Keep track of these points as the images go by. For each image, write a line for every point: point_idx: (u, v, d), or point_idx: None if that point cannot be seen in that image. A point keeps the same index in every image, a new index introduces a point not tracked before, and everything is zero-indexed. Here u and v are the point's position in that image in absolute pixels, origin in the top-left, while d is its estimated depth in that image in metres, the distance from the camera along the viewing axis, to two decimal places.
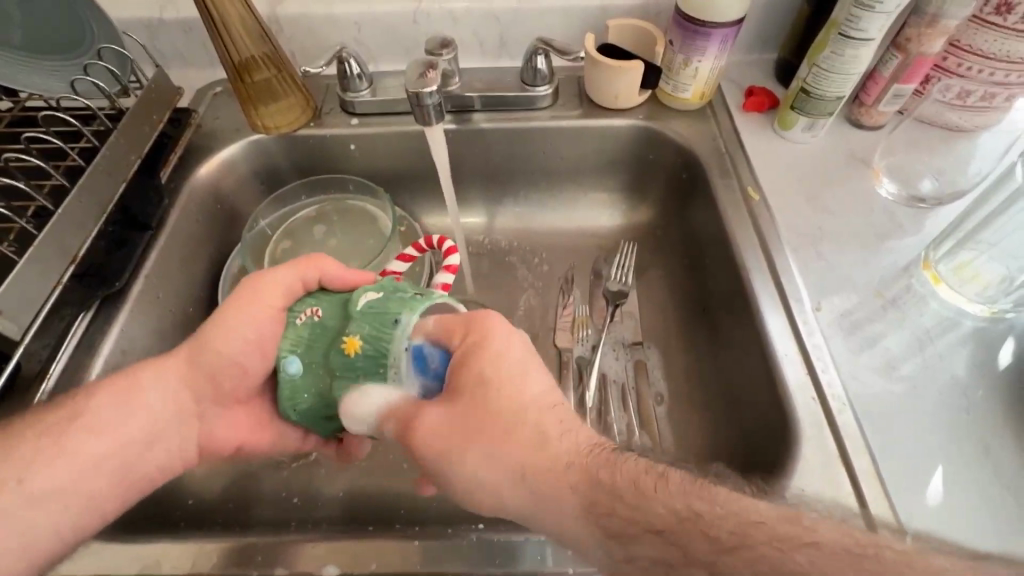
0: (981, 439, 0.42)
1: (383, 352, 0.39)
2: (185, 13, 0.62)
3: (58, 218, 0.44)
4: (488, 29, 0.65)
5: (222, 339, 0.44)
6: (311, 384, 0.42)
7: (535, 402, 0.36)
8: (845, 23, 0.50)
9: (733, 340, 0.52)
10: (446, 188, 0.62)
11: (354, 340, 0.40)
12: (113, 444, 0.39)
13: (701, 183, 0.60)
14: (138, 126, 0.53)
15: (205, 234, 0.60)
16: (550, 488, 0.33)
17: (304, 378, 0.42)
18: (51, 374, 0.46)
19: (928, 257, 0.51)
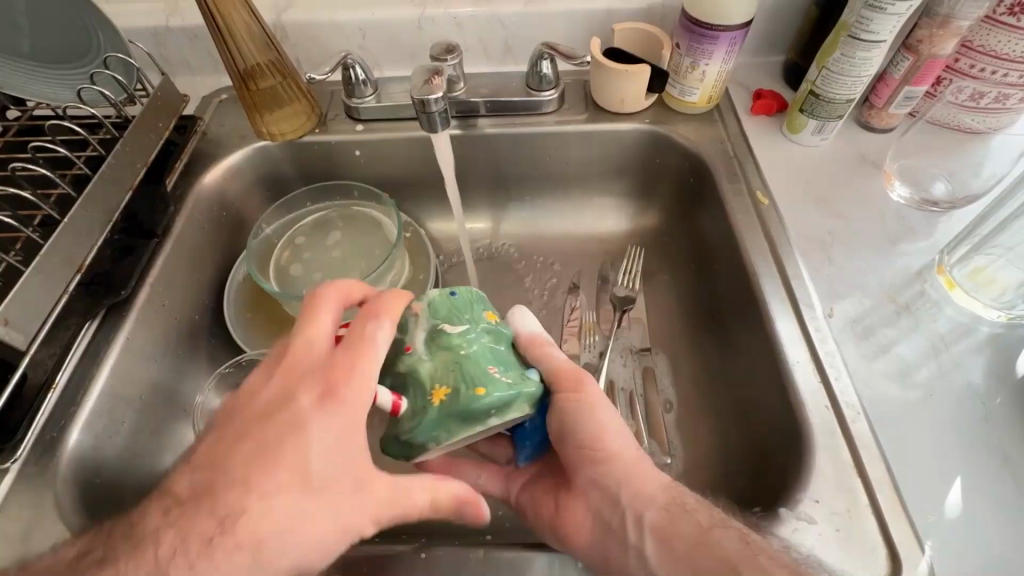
0: (1001, 449, 0.41)
1: (460, 317, 0.40)
2: (192, 21, 0.62)
3: (63, 227, 0.44)
4: (493, 33, 0.64)
5: (264, 465, 0.33)
6: (484, 359, 0.38)
7: (608, 437, 0.41)
8: (855, 25, 0.49)
9: (743, 345, 0.52)
10: (450, 193, 0.61)
11: (490, 313, 0.42)
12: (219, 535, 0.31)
13: (709, 186, 0.59)
14: (144, 134, 0.53)
15: (210, 241, 0.60)
16: (636, 511, 0.39)
17: (477, 358, 0.38)
18: (57, 384, 0.46)
19: (942, 262, 0.51)
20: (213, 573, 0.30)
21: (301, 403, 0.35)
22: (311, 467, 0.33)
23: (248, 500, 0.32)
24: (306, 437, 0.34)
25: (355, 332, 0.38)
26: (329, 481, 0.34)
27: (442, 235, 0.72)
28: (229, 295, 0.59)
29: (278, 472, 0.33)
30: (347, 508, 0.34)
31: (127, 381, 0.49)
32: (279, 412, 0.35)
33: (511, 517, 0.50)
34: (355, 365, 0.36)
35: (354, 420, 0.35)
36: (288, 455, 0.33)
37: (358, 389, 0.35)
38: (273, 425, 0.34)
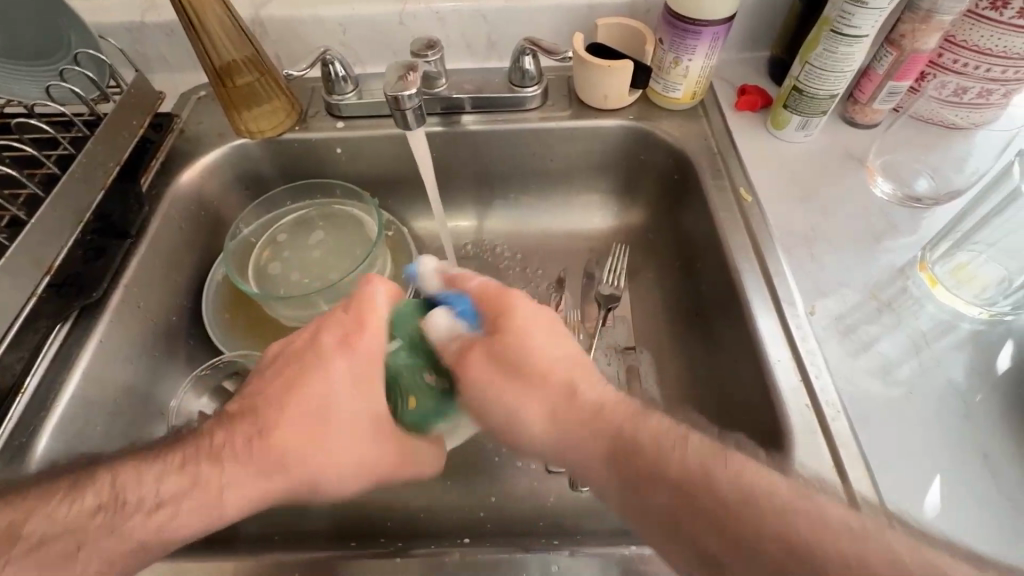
0: (981, 447, 0.41)
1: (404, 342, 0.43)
2: (167, 16, 0.61)
3: (30, 228, 0.43)
4: (476, 29, 0.63)
5: (296, 386, 0.40)
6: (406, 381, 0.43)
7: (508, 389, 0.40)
8: (837, 20, 0.49)
9: (725, 342, 0.51)
10: (431, 191, 0.60)
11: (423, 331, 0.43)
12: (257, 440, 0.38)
13: (693, 183, 0.59)
14: (115, 132, 0.52)
15: (188, 241, 0.59)
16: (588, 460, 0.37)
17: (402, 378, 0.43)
18: (26, 389, 0.45)
19: (924, 258, 0.50)
20: (241, 464, 0.38)
21: (328, 345, 0.41)
22: (331, 398, 0.39)
23: (284, 418, 0.39)
24: (328, 372, 0.40)
25: (360, 296, 0.43)
26: (352, 414, 0.40)
27: (426, 234, 0.71)
28: (207, 296, 0.58)
29: (308, 396, 0.39)
30: (365, 447, 0.40)
31: (100, 384, 0.48)
32: (309, 353, 0.41)
33: (492, 519, 0.50)
34: (365, 321, 0.42)
35: (372, 368, 0.41)
36: (313, 381, 0.40)
37: (371, 339, 0.41)
38: (301, 360, 0.41)
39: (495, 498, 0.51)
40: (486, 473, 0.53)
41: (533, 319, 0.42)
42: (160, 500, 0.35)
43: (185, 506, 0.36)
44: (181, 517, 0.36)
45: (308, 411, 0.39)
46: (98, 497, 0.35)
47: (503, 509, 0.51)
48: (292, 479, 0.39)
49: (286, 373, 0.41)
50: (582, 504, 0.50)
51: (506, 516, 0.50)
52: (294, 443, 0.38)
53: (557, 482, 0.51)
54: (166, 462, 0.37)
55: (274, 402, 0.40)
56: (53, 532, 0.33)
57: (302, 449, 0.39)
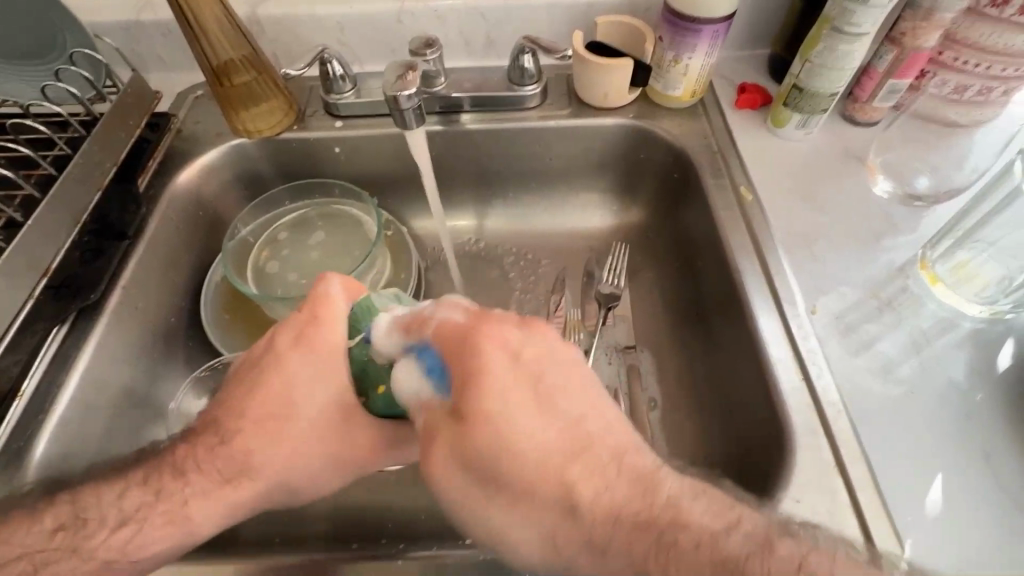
0: (982, 446, 0.41)
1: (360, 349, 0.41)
2: (164, 15, 0.60)
3: (27, 230, 0.43)
4: (475, 27, 0.63)
5: (252, 396, 0.40)
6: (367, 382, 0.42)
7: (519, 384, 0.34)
8: (838, 18, 0.48)
9: (726, 341, 0.51)
10: (430, 191, 0.60)
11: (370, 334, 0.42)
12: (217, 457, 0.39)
13: (694, 182, 0.59)
14: (112, 132, 0.52)
15: (186, 242, 0.59)
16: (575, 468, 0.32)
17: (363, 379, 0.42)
18: (24, 392, 0.44)
19: (925, 257, 0.50)
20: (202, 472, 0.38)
21: (282, 350, 0.41)
22: (286, 400, 0.40)
23: (243, 425, 0.40)
24: (282, 377, 0.40)
25: (314, 292, 0.43)
26: (314, 419, 0.40)
27: (425, 234, 0.71)
28: (205, 297, 0.58)
29: (264, 401, 0.40)
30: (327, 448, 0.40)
31: (99, 386, 0.48)
32: (265, 358, 0.41)
33: None
34: (319, 314, 0.42)
35: (328, 360, 0.41)
36: (266, 388, 0.40)
37: (326, 336, 0.41)
38: (256, 365, 0.41)
39: None
40: None
41: (508, 306, 0.37)
42: (123, 518, 0.36)
43: (150, 523, 0.36)
44: (145, 535, 0.36)
45: (257, 425, 0.39)
46: (58, 519, 0.36)
47: None
48: (256, 486, 0.39)
49: (245, 382, 0.41)
50: None
51: None
52: (256, 446, 0.39)
53: None
54: (128, 478, 0.38)
55: (230, 418, 0.40)
56: (11, 556, 0.34)
57: (257, 456, 0.39)
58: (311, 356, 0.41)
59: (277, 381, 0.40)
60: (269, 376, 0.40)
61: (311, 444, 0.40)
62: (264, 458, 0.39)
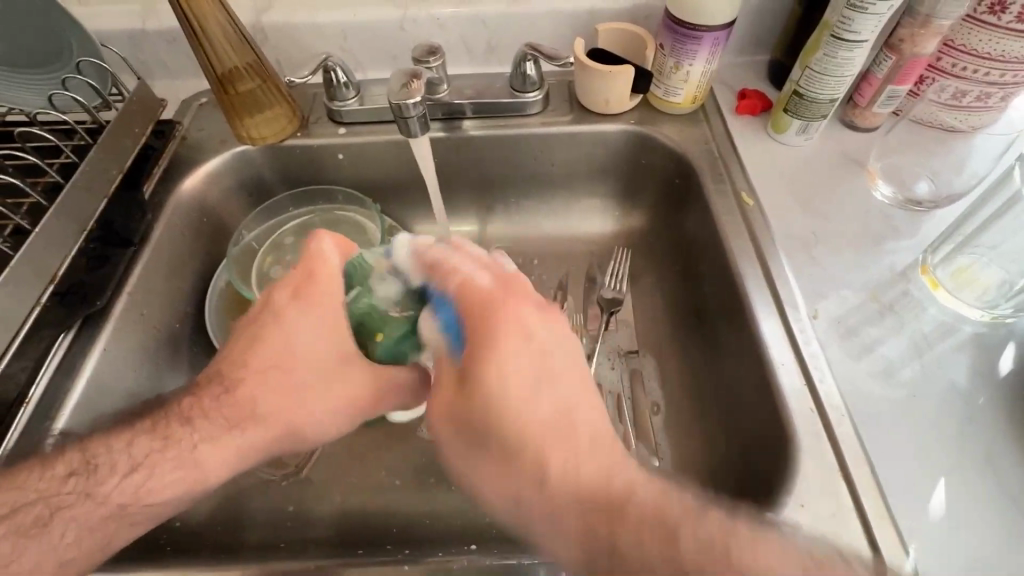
0: (984, 450, 0.41)
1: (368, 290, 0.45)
2: (169, 23, 0.61)
3: (34, 237, 0.43)
4: (477, 34, 0.64)
5: (257, 349, 0.41)
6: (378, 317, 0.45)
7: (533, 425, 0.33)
8: (837, 25, 0.49)
9: (728, 346, 0.51)
10: (433, 197, 0.61)
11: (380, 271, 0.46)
12: (226, 406, 0.40)
13: (695, 187, 0.59)
14: (118, 140, 0.52)
15: (191, 248, 0.59)
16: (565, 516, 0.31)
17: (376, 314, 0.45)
18: (31, 398, 0.45)
19: (925, 262, 0.51)
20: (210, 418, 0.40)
21: (278, 302, 0.42)
22: (292, 347, 0.41)
23: (249, 374, 0.41)
24: (285, 329, 0.41)
25: (308, 250, 0.44)
26: (321, 363, 0.42)
27: None
28: (210, 302, 0.58)
29: (271, 349, 0.41)
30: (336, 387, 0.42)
31: (104, 392, 0.48)
32: (264, 313, 0.42)
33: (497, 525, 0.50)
34: (317, 274, 0.43)
35: (331, 314, 0.42)
36: (270, 339, 0.41)
37: (323, 291, 0.43)
38: (256, 320, 0.42)
39: None
40: None
41: (520, 325, 0.36)
42: (134, 465, 0.38)
43: (161, 469, 0.38)
44: (156, 481, 0.38)
45: (266, 371, 0.41)
46: (70, 464, 0.37)
47: None
48: (267, 428, 0.41)
49: (246, 338, 0.42)
50: None
51: None
52: (262, 395, 0.41)
53: None
54: (137, 428, 0.39)
55: (236, 369, 0.41)
56: (26, 500, 0.35)
57: (268, 400, 0.41)
58: (315, 308, 0.42)
59: (279, 334, 0.41)
60: (272, 328, 0.41)
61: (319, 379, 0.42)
62: (275, 403, 0.41)
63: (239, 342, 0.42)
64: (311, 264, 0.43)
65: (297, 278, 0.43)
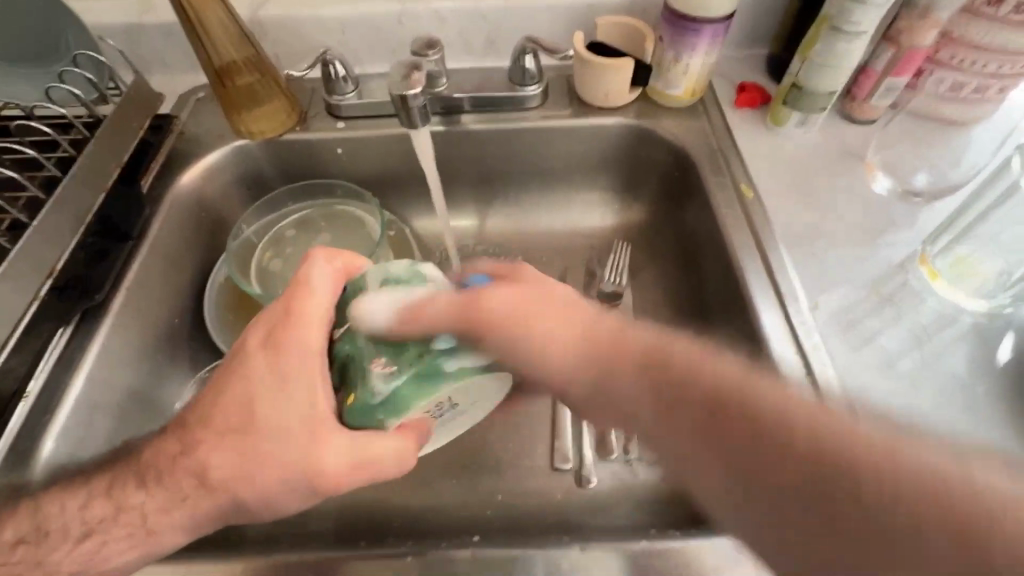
0: (984, 437, 0.42)
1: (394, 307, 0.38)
2: (166, 18, 0.61)
3: (32, 230, 0.43)
4: (475, 28, 0.63)
5: (217, 403, 0.37)
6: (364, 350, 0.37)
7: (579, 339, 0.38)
8: (836, 17, 0.49)
9: (729, 338, 0.52)
10: (433, 190, 0.61)
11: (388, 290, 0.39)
12: (182, 466, 0.37)
13: (695, 180, 0.59)
14: (116, 133, 0.52)
15: (190, 243, 0.59)
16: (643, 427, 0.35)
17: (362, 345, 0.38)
18: (30, 392, 0.45)
19: (925, 252, 0.51)
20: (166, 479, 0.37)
21: (251, 348, 0.38)
22: (247, 401, 0.37)
23: (205, 431, 0.37)
24: (246, 381, 0.37)
25: (295, 279, 0.40)
26: (277, 424, 0.36)
27: (427, 234, 0.71)
28: (209, 297, 0.58)
29: (231, 403, 0.37)
30: (300, 450, 0.36)
31: (104, 386, 0.48)
32: (234, 358, 0.39)
33: (499, 517, 0.50)
34: (294, 307, 0.39)
35: (298, 363, 0.37)
36: (232, 391, 0.37)
37: (298, 333, 0.38)
38: (224, 367, 0.39)
39: (502, 496, 0.51)
40: (491, 471, 0.53)
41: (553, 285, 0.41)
42: (86, 529, 0.36)
43: (112, 536, 0.36)
44: (109, 547, 0.36)
45: (221, 428, 0.37)
46: (18, 530, 0.36)
47: (511, 507, 0.51)
48: (219, 500, 0.37)
49: (213, 384, 0.39)
50: (588, 501, 0.50)
51: (514, 515, 0.50)
52: (216, 462, 0.36)
53: (563, 479, 0.52)
54: (92, 487, 0.38)
55: (193, 428, 0.38)
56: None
57: (219, 468, 0.36)
58: (283, 355, 0.37)
59: (240, 386, 0.37)
60: (233, 379, 0.38)
61: (274, 438, 0.36)
62: (225, 467, 0.36)
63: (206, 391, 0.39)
64: (302, 283, 0.40)
65: (280, 304, 0.40)
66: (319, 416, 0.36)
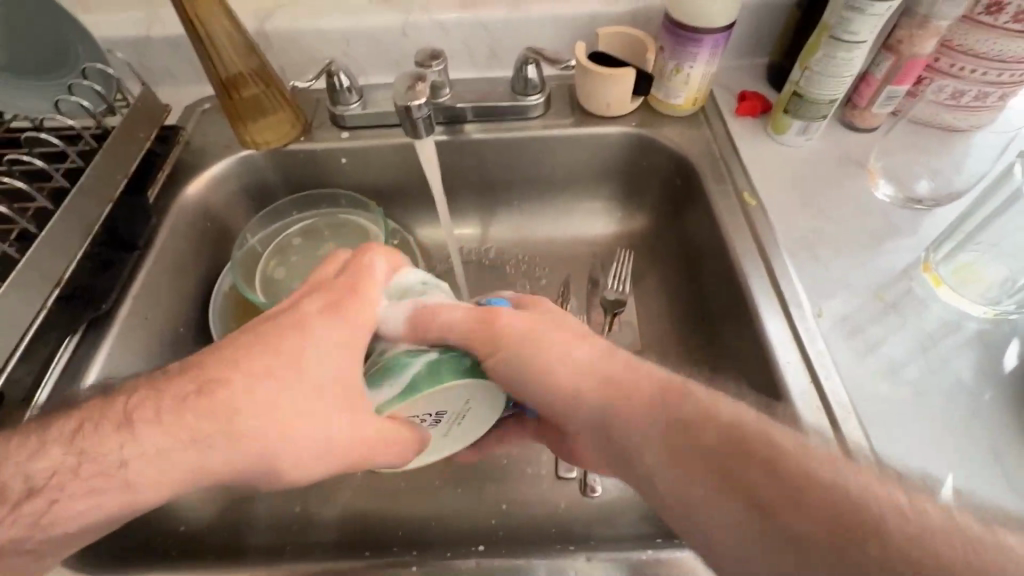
0: (992, 445, 0.41)
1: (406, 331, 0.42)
2: (174, 30, 0.62)
3: (40, 241, 0.43)
4: (478, 39, 0.64)
5: (254, 355, 0.35)
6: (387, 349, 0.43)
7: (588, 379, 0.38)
8: (836, 26, 0.49)
9: (733, 345, 0.52)
10: (436, 199, 0.61)
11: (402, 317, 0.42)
12: (196, 413, 0.34)
13: (696, 187, 0.59)
14: (123, 144, 0.52)
15: (195, 253, 0.59)
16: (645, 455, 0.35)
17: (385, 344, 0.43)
18: (36, 402, 0.45)
19: (928, 259, 0.51)
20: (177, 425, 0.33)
21: (306, 314, 0.38)
22: (299, 356, 0.36)
23: (234, 379, 0.35)
24: (298, 339, 0.36)
25: (358, 261, 0.42)
26: (326, 383, 0.36)
27: (431, 242, 0.71)
28: (213, 306, 0.58)
29: (274, 357, 0.36)
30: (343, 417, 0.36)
31: None
32: (284, 316, 0.38)
33: (503, 526, 0.50)
34: (360, 288, 0.39)
35: (356, 335, 0.38)
36: (280, 344, 0.36)
37: (359, 305, 0.39)
38: (270, 323, 0.37)
39: (506, 505, 0.51)
40: (496, 479, 0.53)
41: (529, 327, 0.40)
42: (37, 487, 0.32)
43: (73, 490, 0.32)
44: (68, 504, 0.32)
45: (256, 376, 0.35)
46: None
47: (515, 515, 0.50)
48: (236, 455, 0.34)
49: (248, 338, 0.36)
50: (593, 510, 0.50)
51: (519, 524, 0.50)
52: (245, 411, 0.34)
53: (567, 488, 0.51)
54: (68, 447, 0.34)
55: (225, 373, 0.35)
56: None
57: (247, 423, 0.34)
58: (339, 330, 0.37)
59: (291, 341, 0.36)
60: (280, 334, 0.36)
61: (324, 394, 0.36)
62: (251, 420, 0.34)
63: (240, 340, 0.36)
64: (365, 268, 0.41)
65: (339, 281, 0.40)
66: (359, 395, 0.37)
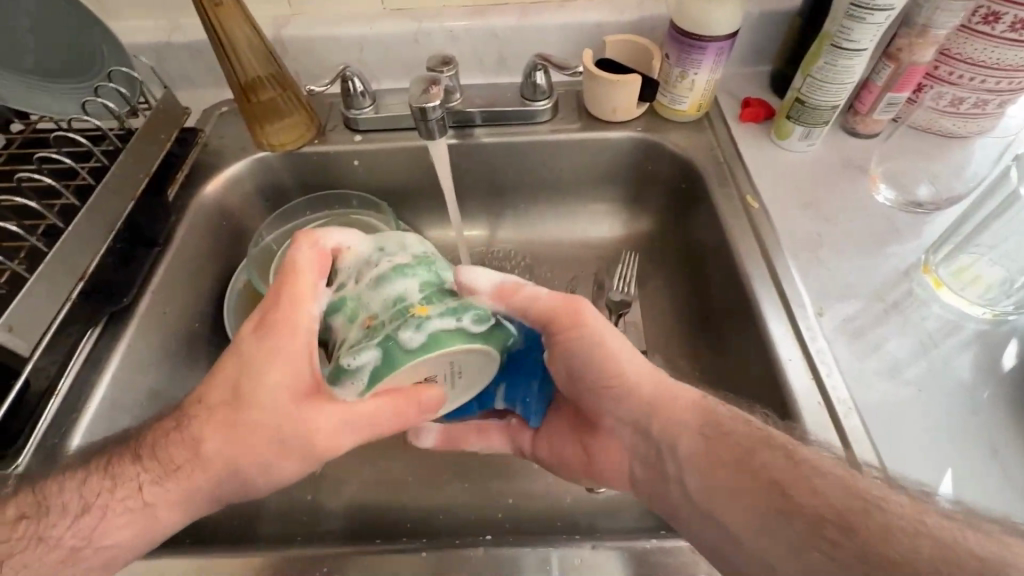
0: (990, 443, 0.42)
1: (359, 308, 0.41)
2: (194, 37, 0.64)
3: (69, 236, 0.45)
4: (489, 47, 0.66)
5: (213, 382, 0.38)
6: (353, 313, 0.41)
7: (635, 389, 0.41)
8: (837, 34, 0.51)
9: (736, 344, 0.53)
10: (447, 200, 0.62)
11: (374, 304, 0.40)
12: (172, 451, 0.37)
13: (701, 190, 0.61)
14: (146, 144, 0.54)
15: (211, 250, 0.61)
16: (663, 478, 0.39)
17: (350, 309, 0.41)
18: (59, 390, 0.46)
19: (927, 261, 0.52)
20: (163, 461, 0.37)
21: (245, 329, 0.40)
22: (243, 374, 0.38)
23: (199, 409, 0.37)
24: (242, 356, 0.38)
25: (285, 268, 0.42)
26: (277, 389, 0.37)
27: (439, 244, 0.73)
28: (228, 302, 0.59)
29: (227, 380, 0.38)
30: (308, 416, 0.37)
31: (128, 387, 0.50)
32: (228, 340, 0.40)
33: (510, 519, 0.51)
34: (287, 289, 0.41)
35: (294, 333, 0.39)
36: (227, 365, 0.38)
37: (287, 305, 0.40)
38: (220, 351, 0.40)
39: (512, 500, 0.52)
40: (502, 474, 0.54)
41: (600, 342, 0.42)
42: (83, 508, 0.35)
43: (110, 514, 0.35)
44: (103, 528, 0.35)
45: (215, 403, 0.37)
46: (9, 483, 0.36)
47: (521, 509, 0.51)
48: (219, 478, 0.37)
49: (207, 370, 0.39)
50: (598, 504, 0.51)
51: (524, 517, 0.51)
52: (211, 434, 0.37)
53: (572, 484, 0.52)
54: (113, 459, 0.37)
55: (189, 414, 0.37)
56: None
57: (222, 449, 0.37)
58: (278, 330, 0.39)
59: (236, 363, 0.38)
60: (230, 356, 0.39)
61: (277, 399, 0.37)
62: (222, 442, 0.37)
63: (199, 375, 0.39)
64: (288, 265, 0.42)
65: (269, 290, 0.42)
66: (303, 391, 0.38)
